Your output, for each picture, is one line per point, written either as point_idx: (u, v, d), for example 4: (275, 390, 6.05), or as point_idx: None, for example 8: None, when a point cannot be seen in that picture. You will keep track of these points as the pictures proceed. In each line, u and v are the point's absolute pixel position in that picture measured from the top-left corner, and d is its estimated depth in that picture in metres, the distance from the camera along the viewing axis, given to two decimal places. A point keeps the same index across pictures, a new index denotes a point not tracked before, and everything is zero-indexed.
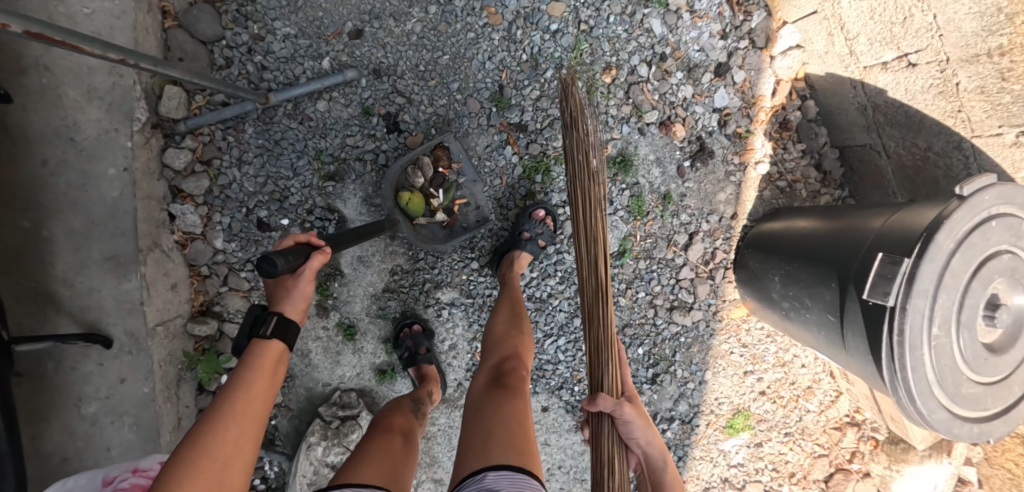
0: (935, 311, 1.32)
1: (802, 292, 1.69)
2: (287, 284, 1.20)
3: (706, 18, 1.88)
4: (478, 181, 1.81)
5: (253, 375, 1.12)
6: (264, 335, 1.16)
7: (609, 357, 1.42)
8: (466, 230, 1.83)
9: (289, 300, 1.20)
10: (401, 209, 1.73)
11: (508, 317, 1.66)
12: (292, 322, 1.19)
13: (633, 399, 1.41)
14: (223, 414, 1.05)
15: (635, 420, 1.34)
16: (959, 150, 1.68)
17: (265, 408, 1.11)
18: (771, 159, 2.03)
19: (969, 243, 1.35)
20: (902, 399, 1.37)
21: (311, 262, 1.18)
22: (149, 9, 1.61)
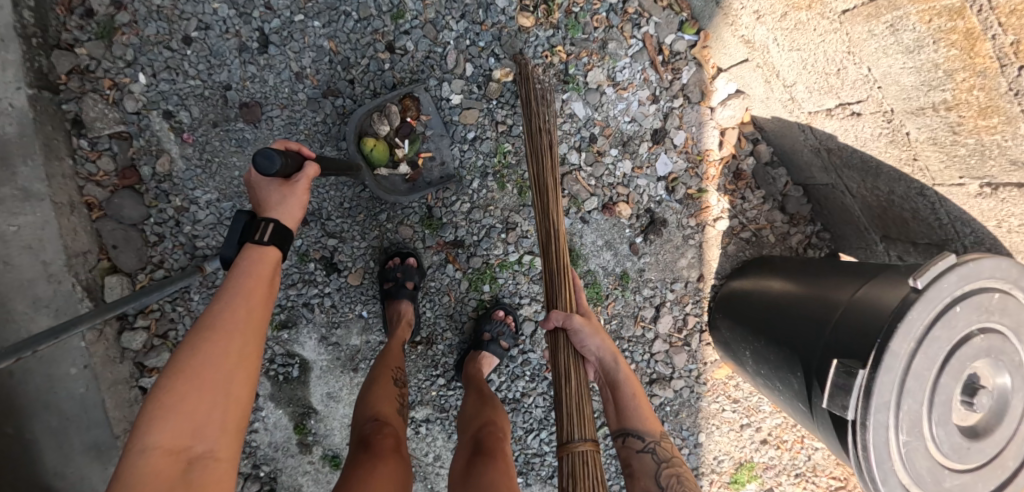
0: (899, 420, 1.26)
1: (773, 373, 1.63)
2: (283, 190, 1.23)
3: (632, 87, 1.78)
4: (446, 136, 1.72)
5: (252, 279, 1.12)
6: (258, 241, 1.18)
7: (563, 278, 1.40)
8: (428, 185, 1.72)
9: (279, 203, 1.22)
10: (363, 156, 1.63)
11: (478, 405, 1.56)
12: (285, 231, 1.22)
13: (587, 313, 1.38)
14: (220, 320, 1.04)
15: (585, 328, 1.32)
16: (922, 196, 1.55)
17: (265, 313, 1.11)
18: (730, 212, 1.92)
19: (932, 338, 1.26)
20: None
21: (305, 171, 1.24)
22: (73, 208, 1.65)
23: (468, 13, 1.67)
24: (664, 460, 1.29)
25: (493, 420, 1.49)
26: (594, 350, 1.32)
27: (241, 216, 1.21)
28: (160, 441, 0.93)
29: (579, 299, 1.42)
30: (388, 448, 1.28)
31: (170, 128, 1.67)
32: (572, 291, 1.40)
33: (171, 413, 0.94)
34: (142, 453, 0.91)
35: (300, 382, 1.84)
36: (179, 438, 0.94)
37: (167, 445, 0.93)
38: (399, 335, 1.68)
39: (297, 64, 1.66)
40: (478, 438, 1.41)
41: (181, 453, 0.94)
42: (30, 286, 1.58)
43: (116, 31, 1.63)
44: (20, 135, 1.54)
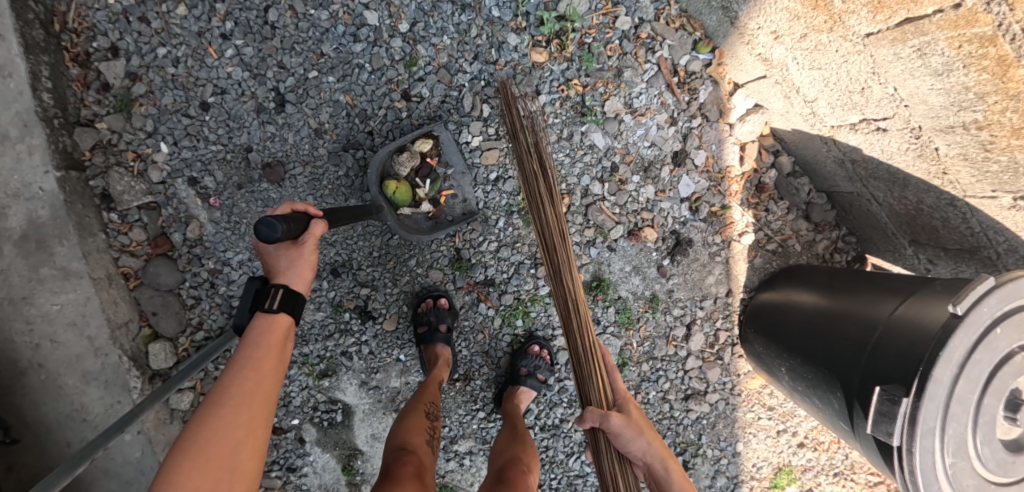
0: (945, 442, 1.27)
1: (812, 391, 1.64)
2: (289, 253, 1.18)
3: (650, 112, 1.77)
4: (467, 172, 1.73)
5: (261, 349, 1.12)
6: (268, 309, 1.16)
7: (592, 366, 1.35)
8: (450, 223, 1.74)
9: (288, 268, 1.19)
10: (387, 199, 1.66)
11: (507, 442, 1.59)
12: (296, 297, 1.19)
13: (626, 406, 1.30)
14: (228, 395, 1.04)
15: (625, 431, 1.23)
16: (953, 207, 1.54)
17: (274, 383, 1.10)
18: (755, 226, 1.92)
19: (974, 361, 1.26)
20: None
21: (313, 229, 1.18)
22: (111, 280, 1.68)
23: (481, 54, 1.67)
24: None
25: (521, 454, 1.51)
26: (639, 454, 1.24)
27: (251, 281, 1.20)
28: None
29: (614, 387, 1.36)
30: (409, 474, 1.29)
31: (196, 194, 1.69)
32: (603, 379, 1.35)
33: None
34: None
35: (344, 426, 1.86)
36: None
37: None
38: (436, 374, 1.68)
39: (315, 120, 1.67)
40: (500, 471, 1.43)
41: None
42: (80, 361, 1.63)
43: (134, 102, 1.64)
44: (53, 216, 1.57)
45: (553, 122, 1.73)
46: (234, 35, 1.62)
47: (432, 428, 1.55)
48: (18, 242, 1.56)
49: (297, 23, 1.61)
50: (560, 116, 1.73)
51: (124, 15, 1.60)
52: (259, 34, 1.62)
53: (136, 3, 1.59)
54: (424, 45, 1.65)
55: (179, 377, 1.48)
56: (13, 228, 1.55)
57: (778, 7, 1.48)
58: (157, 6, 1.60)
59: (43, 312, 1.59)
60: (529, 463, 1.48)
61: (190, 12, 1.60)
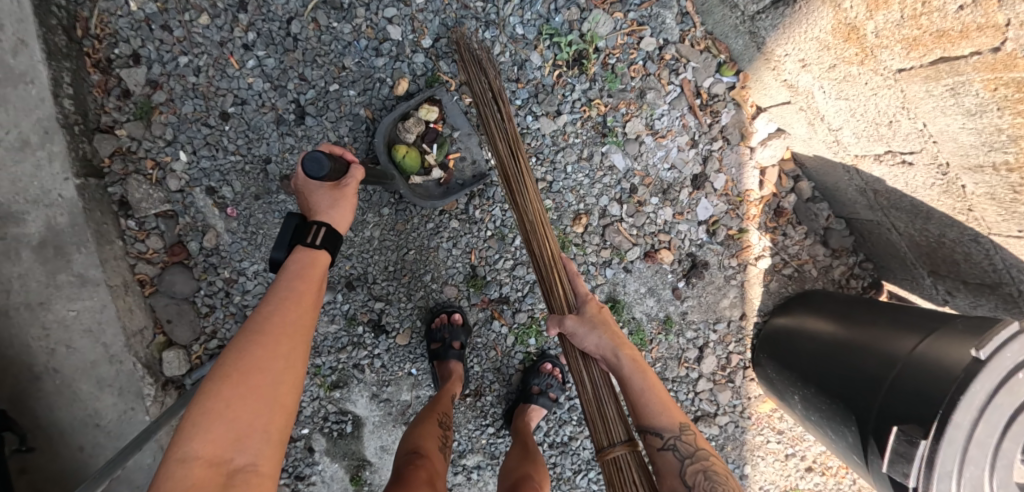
0: (963, 486, 1.25)
1: (825, 422, 1.63)
2: (331, 194, 1.26)
3: (670, 134, 1.75)
4: (473, 134, 1.70)
5: (297, 286, 1.12)
6: (310, 244, 1.21)
7: (550, 271, 1.35)
8: (461, 186, 1.70)
9: (329, 207, 1.25)
10: (396, 166, 1.62)
11: (518, 460, 1.60)
12: (335, 235, 1.25)
13: (585, 302, 1.32)
14: (266, 326, 1.04)
15: (579, 328, 1.26)
16: (976, 243, 1.53)
17: (311, 320, 1.10)
18: (772, 250, 1.91)
19: (994, 406, 1.25)
20: None
21: (353, 173, 1.29)
22: (127, 288, 1.68)
23: (503, 71, 1.65)
24: (689, 456, 1.21)
25: (533, 472, 1.52)
26: (596, 348, 1.26)
27: (291, 219, 1.23)
28: (201, 451, 0.89)
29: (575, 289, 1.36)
30: (421, 479, 1.31)
31: (213, 203, 1.68)
32: (563, 275, 1.36)
33: (212, 418, 0.92)
34: (183, 460, 0.88)
35: (354, 437, 1.87)
36: (220, 449, 0.90)
37: (207, 457, 0.89)
38: (449, 389, 1.68)
39: (335, 133, 1.66)
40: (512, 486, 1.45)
41: (220, 465, 0.89)
42: (94, 367, 1.63)
43: (154, 110, 1.64)
44: (72, 224, 1.57)
45: (574, 142, 1.71)
46: (256, 46, 1.61)
47: (445, 438, 1.56)
48: (36, 248, 1.55)
49: (320, 36, 1.60)
50: (580, 136, 1.71)
51: (147, 22, 1.59)
52: (281, 46, 1.61)
53: (158, 11, 1.58)
54: (446, 61, 1.63)
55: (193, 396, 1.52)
56: (32, 234, 1.54)
57: (808, 36, 1.46)
58: (180, 15, 1.59)
59: (59, 318, 1.59)
60: (540, 481, 1.49)
61: (212, 22, 1.59)
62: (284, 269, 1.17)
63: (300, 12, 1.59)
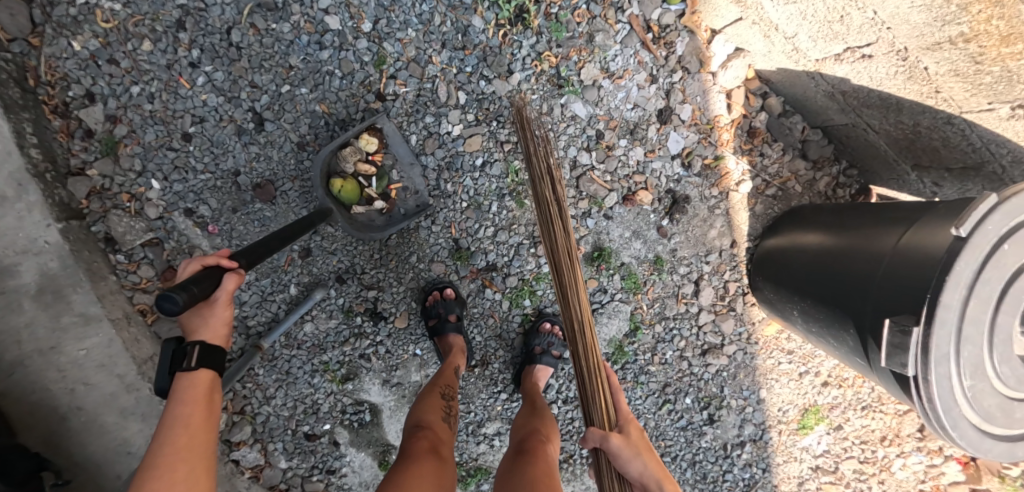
0: (961, 367, 1.29)
1: (825, 330, 1.64)
2: (202, 311, 1.17)
3: (627, 74, 1.74)
4: (416, 165, 1.70)
5: (188, 406, 1.13)
6: (187, 368, 1.15)
7: (594, 381, 1.36)
8: (405, 217, 1.73)
9: (203, 325, 1.18)
10: (335, 199, 1.65)
11: (526, 415, 1.65)
12: (215, 349, 1.18)
13: (627, 426, 1.30)
14: (157, 459, 1.06)
15: (623, 452, 1.23)
16: (950, 125, 1.51)
17: (207, 439, 1.12)
18: (752, 173, 1.90)
19: (983, 280, 1.27)
20: (967, 445, 1.33)
21: (225, 285, 1.14)
22: (129, 319, 1.73)
23: (448, 41, 1.64)
24: None
25: (539, 425, 1.58)
26: (636, 474, 1.23)
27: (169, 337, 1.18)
28: None
29: (619, 409, 1.35)
30: (423, 449, 1.41)
31: (194, 224, 1.72)
32: (607, 400, 1.35)
33: None
34: None
35: (374, 424, 1.92)
36: None
37: None
38: (452, 361, 1.72)
39: (296, 133, 1.67)
40: (518, 442, 1.52)
41: None
42: (115, 398, 1.71)
43: (119, 144, 1.67)
44: (63, 266, 1.62)
45: (531, 99, 1.70)
46: (203, 62, 1.62)
47: (449, 408, 1.63)
48: (36, 296, 1.62)
49: (261, 40, 1.61)
50: (537, 92, 1.69)
51: (93, 59, 1.61)
52: (226, 57, 1.62)
53: (102, 46, 1.60)
54: (390, 41, 1.62)
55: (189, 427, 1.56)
56: (29, 283, 1.60)
57: None
58: (123, 46, 1.61)
59: (72, 358, 1.66)
60: (547, 434, 1.54)
61: (155, 46, 1.61)
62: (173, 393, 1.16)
63: (237, 20, 1.59)
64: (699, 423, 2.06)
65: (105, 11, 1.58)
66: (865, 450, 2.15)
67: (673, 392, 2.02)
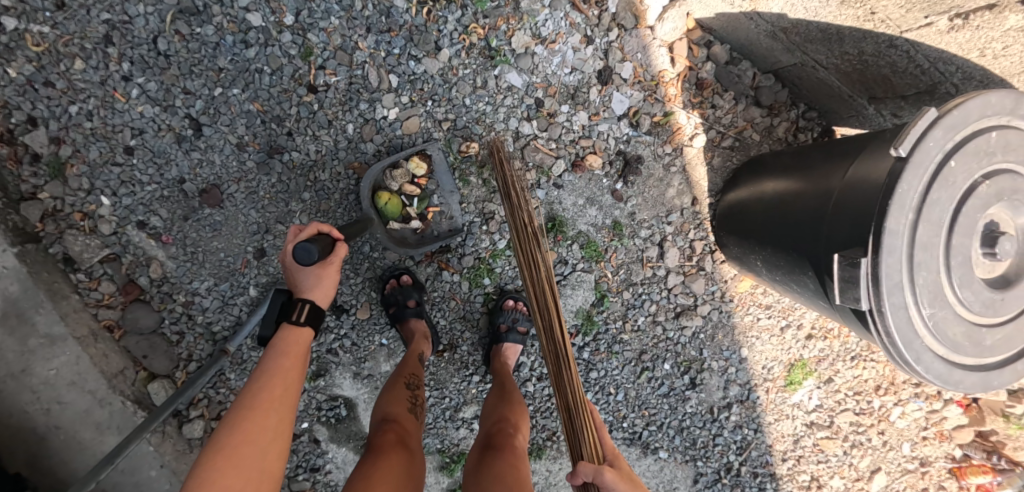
0: (918, 295, 1.22)
1: (788, 277, 1.58)
2: (317, 272, 1.30)
3: (561, 38, 1.70)
4: (455, 193, 1.73)
5: (286, 359, 1.21)
6: (295, 321, 1.26)
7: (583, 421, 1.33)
8: (438, 238, 1.77)
9: (314, 285, 1.29)
10: (378, 211, 1.69)
11: (495, 401, 1.65)
12: (319, 311, 1.30)
13: (617, 463, 1.23)
14: (253, 402, 1.12)
15: (617, 484, 1.13)
16: (893, 48, 1.44)
17: (298, 391, 1.19)
18: (705, 126, 1.84)
19: (932, 201, 1.20)
20: (935, 378, 1.26)
21: (337, 252, 1.32)
22: (96, 335, 1.75)
23: (373, 25, 1.63)
24: None
25: (508, 412, 1.58)
26: None
27: (280, 296, 1.31)
28: None
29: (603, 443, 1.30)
30: (392, 443, 1.39)
31: (147, 236, 1.74)
32: (595, 436, 1.31)
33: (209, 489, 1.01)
34: None
35: (351, 418, 1.92)
36: None
37: None
38: (416, 348, 1.71)
39: (234, 135, 1.67)
40: (489, 433, 1.52)
41: None
42: (90, 415, 1.73)
43: (65, 164, 1.68)
44: (24, 290, 1.66)
45: (464, 74, 1.68)
46: (135, 75, 1.63)
47: (414, 398, 1.61)
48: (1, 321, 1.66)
49: (188, 46, 1.62)
50: (469, 66, 1.67)
51: (29, 84, 1.62)
52: (156, 67, 1.63)
53: (35, 70, 1.61)
54: (314, 32, 1.62)
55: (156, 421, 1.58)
56: None
57: None
58: (56, 67, 1.62)
59: (43, 378, 1.70)
60: (516, 423, 1.55)
61: (87, 64, 1.62)
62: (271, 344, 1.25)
63: (162, 28, 1.61)
64: (681, 389, 2.02)
65: (34, 35, 1.59)
66: (860, 402, 2.11)
67: (650, 359, 1.98)
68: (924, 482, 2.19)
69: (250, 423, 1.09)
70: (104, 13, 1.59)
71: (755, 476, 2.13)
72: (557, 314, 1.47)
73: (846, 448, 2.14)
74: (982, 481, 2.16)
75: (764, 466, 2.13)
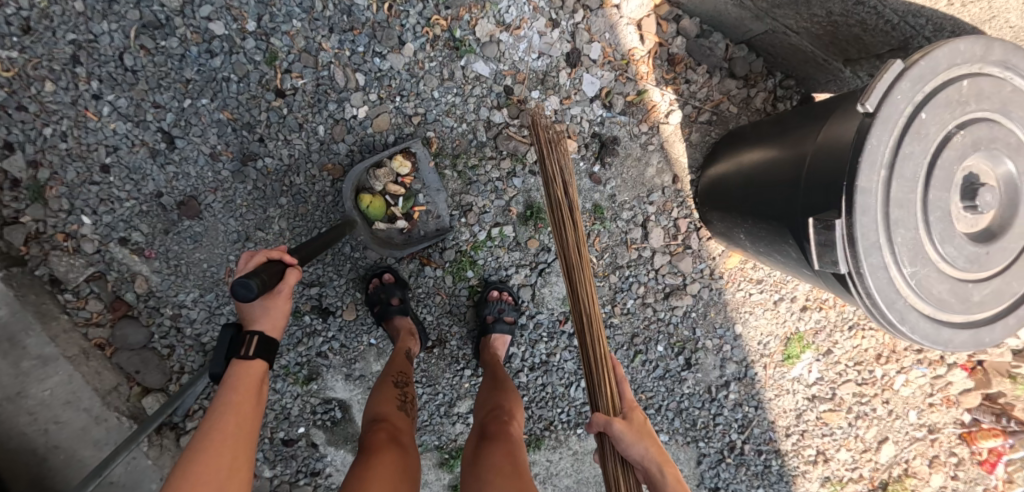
0: (898, 254, 1.19)
1: (770, 247, 1.55)
2: (266, 302, 1.22)
3: (525, 24, 1.68)
4: (440, 192, 1.73)
5: (236, 396, 1.15)
6: (244, 356, 1.20)
7: (603, 371, 1.33)
8: (424, 238, 1.78)
9: (264, 315, 1.22)
10: (361, 213, 1.71)
11: (488, 391, 1.64)
12: (270, 342, 1.23)
13: (631, 414, 1.26)
14: (202, 448, 1.06)
15: (626, 435, 1.19)
16: (862, 5, 1.41)
17: (252, 427, 1.14)
18: (680, 102, 1.81)
19: (904, 156, 1.16)
20: (923, 338, 1.23)
21: (288, 279, 1.20)
22: (87, 354, 1.76)
23: (335, 25, 1.62)
24: None
25: (502, 402, 1.56)
26: (638, 459, 1.18)
27: (228, 327, 1.22)
28: None
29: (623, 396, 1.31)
30: (383, 440, 1.37)
31: (131, 251, 1.75)
32: (613, 387, 1.32)
33: None
34: None
35: (347, 420, 1.92)
36: None
37: None
38: (402, 345, 1.70)
39: (206, 145, 1.68)
40: (483, 424, 1.50)
41: None
42: (88, 432, 1.74)
43: (45, 188, 1.69)
44: (12, 313, 1.67)
45: (431, 67, 1.67)
46: (105, 93, 1.64)
47: (404, 394, 1.59)
48: None
49: (153, 60, 1.63)
50: (435, 59, 1.67)
51: (3, 110, 1.64)
52: (125, 83, 1.64)
53: (8, 95, 1.62)
54: (277, 36, 1.62)
55: (141, 439, 1.57)
56: None
57: None
58: (27, 91, 1.63)
59: (38, 400, 1.70)
60: (510, 410, 1.53)
61: (57, 86, 1.63)
62: (224, 378, 1.19)
63: (127, 45, 1.61)
64: (677, 370, 2.00)
65: (3, 61, 1.60)
66: (862, 372, 2.08)
67: (643, 342, 1.96)
68: (934, 449, 2.15)
69: (202, 466, 1.03)
70: (69, 34, 1.60)
71: (759, 454, 2.10)
72: (587, 268, 1.42)
73: (851, 420, 2.10)
74: (992, 445, 2.12)
75: (767, 443, 2.09)
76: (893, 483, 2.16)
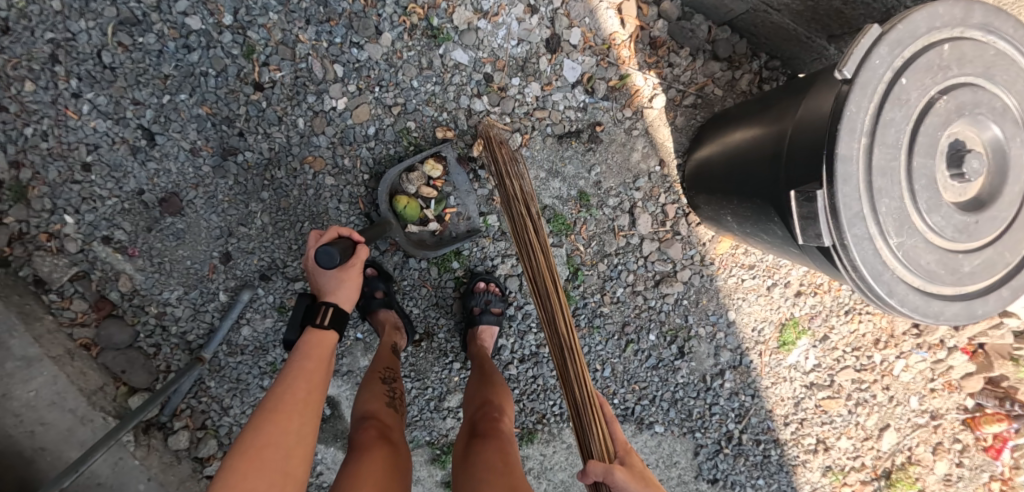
0: (884, 224, 1.15)
1: (757, 228, 1.52)
2: (338, 276, 1.34)
3: (503, 10, 1.68)
4: (470, 192, 1.76)
5: (310, 362, 1.24)
6: (319, 324, 1.30)
7: (591, 417, 1.31)
8: (455, 240, 1.79)
9: (336, 289, 1.34)
10: (396, 213, 1.72)
11: (478, 386, 1.59)
12: (342, 314, 1.34)
13: (627, 457, 1.21)
14: (281, 405, 1.13)
15: (627, 482, 1.11)
16: None
17: (320, 395, 1.20)
18: (663, 85, 1.79)
19: (886, 122, 1.13)
20: (913, 312, 1.19)
21: (358, 254, 1.34)
22: (72, 354, 1.74)
23: (311, 16, 1.63)
24: None
25: (492, 397, 1.51)
26: None
27: (303, 300, 1.36)
28: None
29: (615, 438, 1.27)
30: (376, 437, 1.32)
31: (113, 250, 1.73)
32: (604, 433, 1.28)
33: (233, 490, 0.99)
34: None
35: (335, 417, 1.89)
36: None
37: None
38: (388, 338, 1.68)
39: (187, 141, 1.68)
40: (473, 421, 1.44)
41: None
42: (73, 434, 1.71)
43: (27, 188, 1.66)
44: None
45: (409, 56, 1.67)
46: (84, 91, 1.63)
47: (392, 391, 1.54)
48: None
49: (131, 57, 1.62)
50: (413, 48, 1.67)
51: None
52: (104, 80, 1.63)
53: None
54: (253, 29, 1.62)
55: (122, 429, 1.56)
56: None
57: None
58: (5, 91, 1.61)
59: (23, 402, 1.67)
60: (501, 406, 1.48)
61: (36, 85, 1.61)
62: (297, 347, 1.28)
63: (104, 42, 1.61)
64: (670, 358, 1.96)
65: None
66: (860, 358, 2.03)
67: (634, 331, 1.93)
68: (937, 436, 2.09)
69: (276, 424, 1.10)
70: (47, 32, 1.59)
71: (758, 444, 2.05)
72: (560, 302, 1.44)
73: (851, 407, 2.06)
74: (997, 430, 2.06)
75: (766, 432, 2.05)
76: (897, 472, 2.10)
